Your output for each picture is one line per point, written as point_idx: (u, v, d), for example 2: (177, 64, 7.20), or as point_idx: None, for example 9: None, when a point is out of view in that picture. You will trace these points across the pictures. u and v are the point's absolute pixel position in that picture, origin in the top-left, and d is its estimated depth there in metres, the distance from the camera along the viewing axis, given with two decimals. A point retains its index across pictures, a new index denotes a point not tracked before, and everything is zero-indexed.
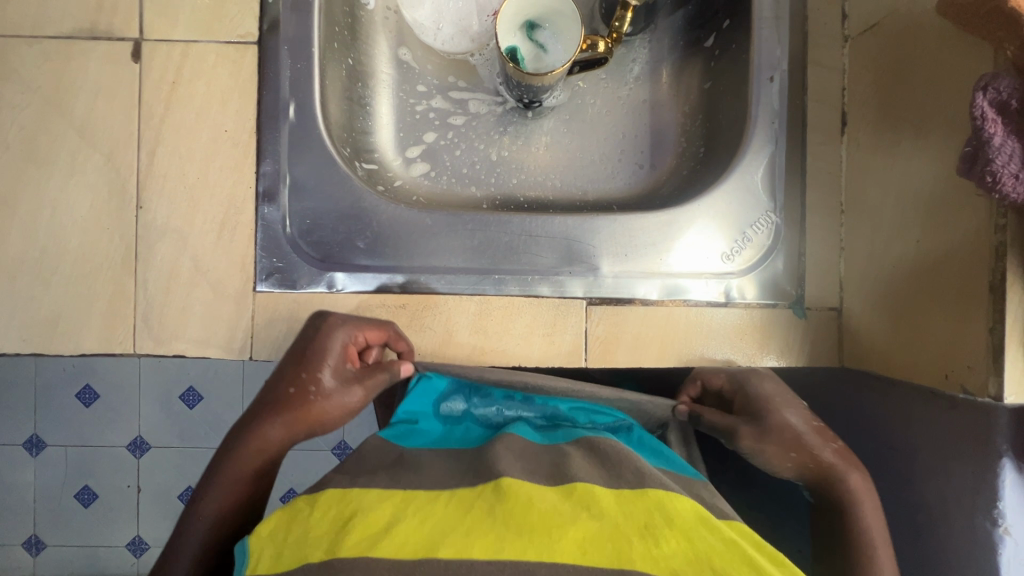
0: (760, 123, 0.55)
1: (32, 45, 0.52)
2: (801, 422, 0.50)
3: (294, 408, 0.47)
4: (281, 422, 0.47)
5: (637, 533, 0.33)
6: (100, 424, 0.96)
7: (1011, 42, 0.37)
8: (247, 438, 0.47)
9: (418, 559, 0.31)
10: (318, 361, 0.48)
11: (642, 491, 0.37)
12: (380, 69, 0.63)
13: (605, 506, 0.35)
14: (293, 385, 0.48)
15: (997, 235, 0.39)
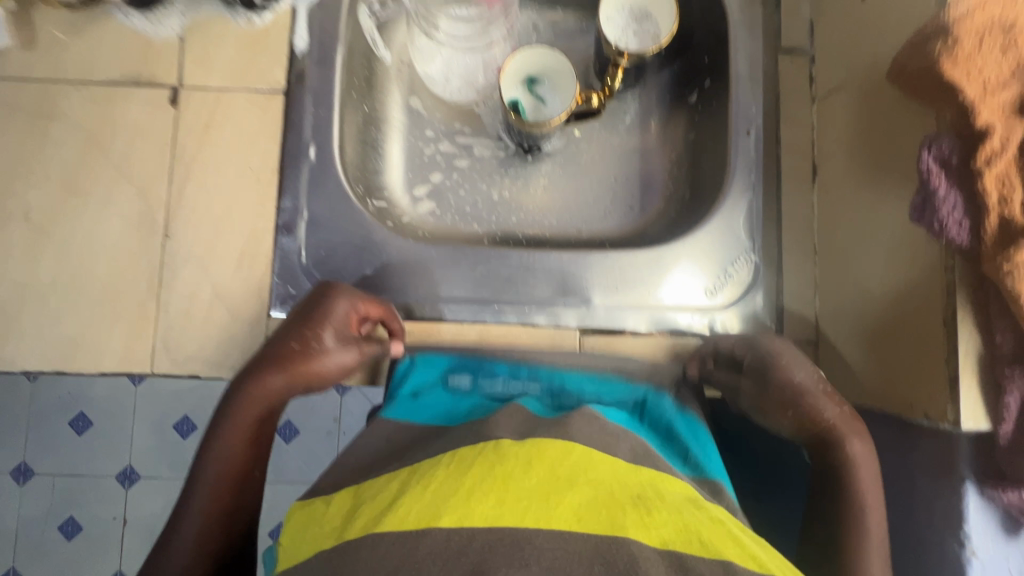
0: (739, 173, 0.61)
1: (80, 89, 0.58)
2: (810, 380, 0.48)
3: (288, 359, 0.47)
4: (276, 370, 0.47)
5: (631, 501, 0.36)
6: (95, 452, 0.83)
7: (949, 109, 0.43)
8: (246, 388, 0.47)
9: (421, 529, 0.34)
10: (319, 319, 0.49)
11: (636, 467, 0.40)
12: (393, 115, 0.69)
13: (601, 474, 0.38)
14: (294, 338, 0.48)
15: (948, 275, 0.43)
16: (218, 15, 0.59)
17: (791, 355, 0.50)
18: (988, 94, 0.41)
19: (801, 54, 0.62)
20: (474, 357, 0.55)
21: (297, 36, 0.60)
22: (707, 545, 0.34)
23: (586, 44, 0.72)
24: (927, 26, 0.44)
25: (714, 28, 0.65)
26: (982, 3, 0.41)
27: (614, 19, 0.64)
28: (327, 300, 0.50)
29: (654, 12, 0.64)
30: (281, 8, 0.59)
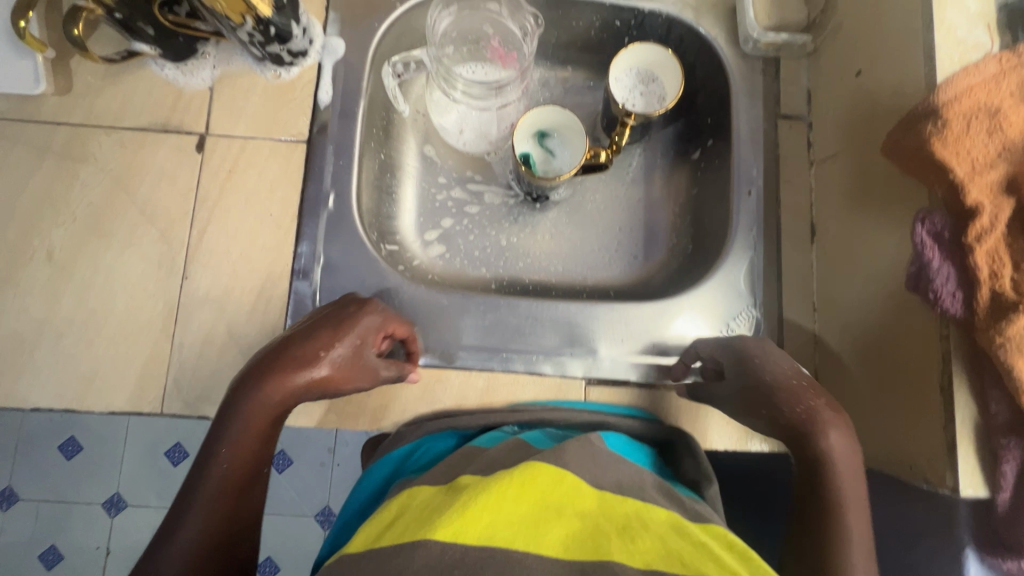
0: (741, 231, 0.63)
1: (111, 134, 0.60)
2: (782, 371, 0.51)
3: (317, 366, 0.48)
4: (306, 375, 0.48)
5: (616, 532, 0.38)
6: (75, 480, 1.00)
7: (941, 186, 0.46)
8: (264, 389, 0.46)
9: (415, 540, 0.35)
10: (347, 327, 0.51)
11: (623, 497, 0.42)
12: (407, 162, 0.71)
13: (589, 505, 0.40)
14: (324, 344, 0.49)
15: (943, 343, 0.45)
16: (247, 68, 0.62)
17: (766, 354, 0.52)
18: (977, 173, 0.44)
19: (800, 120, 0.65)
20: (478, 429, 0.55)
21: (321, 90, 0.62)
22: (688, 564, 0.36)
23: (594, 101, 0.75)
24: (919, 106, 0.47)
25: (717, 92, 0.68)
26: (969, 88, 0.45)
27: (622, 80, 0.68)
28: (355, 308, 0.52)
29: (659, 75, 0.68)
30: (308, 63, 0.62)
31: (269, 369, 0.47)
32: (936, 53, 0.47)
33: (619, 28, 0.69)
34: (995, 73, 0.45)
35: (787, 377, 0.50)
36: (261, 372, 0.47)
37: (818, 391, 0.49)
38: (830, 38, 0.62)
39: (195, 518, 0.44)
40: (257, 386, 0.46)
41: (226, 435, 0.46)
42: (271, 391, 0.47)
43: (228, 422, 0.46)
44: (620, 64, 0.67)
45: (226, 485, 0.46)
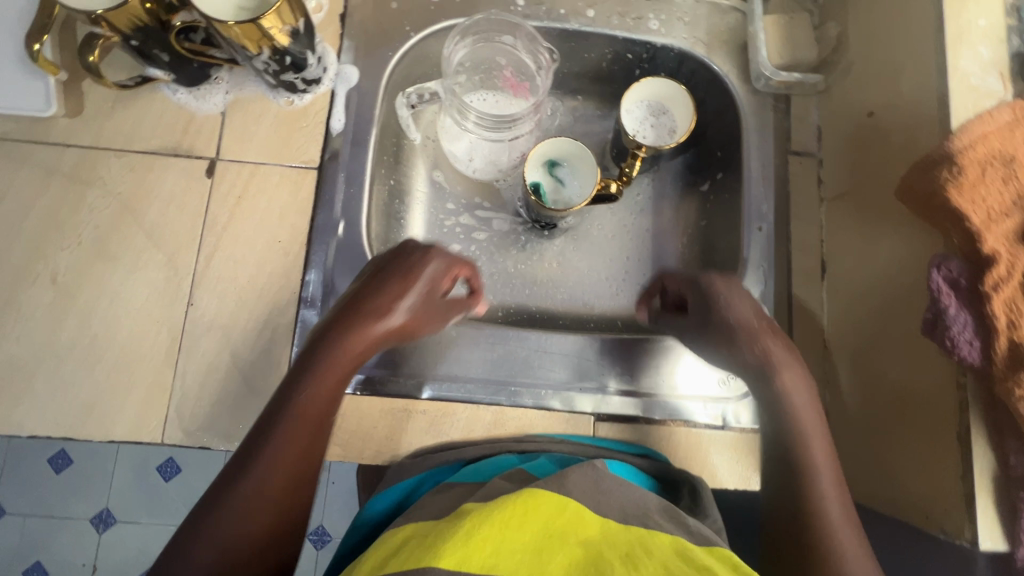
0: (751, 266, 0.63)
1: (120, 157, 0.60)
2: (747, 310, 0.53)
3: (390, 315, 0.50)
4: (382, 322, 0.49)
5: (619, 558, 0.36)
6: (68, 494, 0.97)
7: (956, 232, 0.45)
8: (345, 343, 0.47)
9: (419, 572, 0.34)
10: (414, 275, 0.52)
11: (627, 524, 0.40)
12: (416, 187, 0.71)
13: (591, 532, 0.38)
14: (395, 291, 0.50)
15: (960, 391, 0.44)
16: (260, 94, 0.62)
17: (733, 296, 0.54)
18: (993, 221, 0.44)
19: (810, 157, 0.66)
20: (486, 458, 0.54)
21: (334, 117, 0.62)
22: None
23: (604, 129, 0.75)
24: (932, 152, 0.46)
25: (727, 127, 0.69)
26: (983, 137, 0.45)
27: (633, 112, 0.68)
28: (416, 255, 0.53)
29: (670, 108, 0.68)
30: (321, 90, 0.63)
31: (342, 322, 0.48)
32: (951, 99, 0.48)
33: (630, 60, 0.70)
34: (1008, 121, 0.45)
35: (750, 319, 0.52)
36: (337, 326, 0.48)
37: (775, 330, 0.52)
38: (840, 78, 0.63)
39: (252, 483, 0.42)
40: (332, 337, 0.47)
41: (304, 386, 0.45)
42: (345, 340, 0.47)
43: (307, 375, 0.46)
44: (632, 96, 0.68)
45: (301, 434, 0.44)
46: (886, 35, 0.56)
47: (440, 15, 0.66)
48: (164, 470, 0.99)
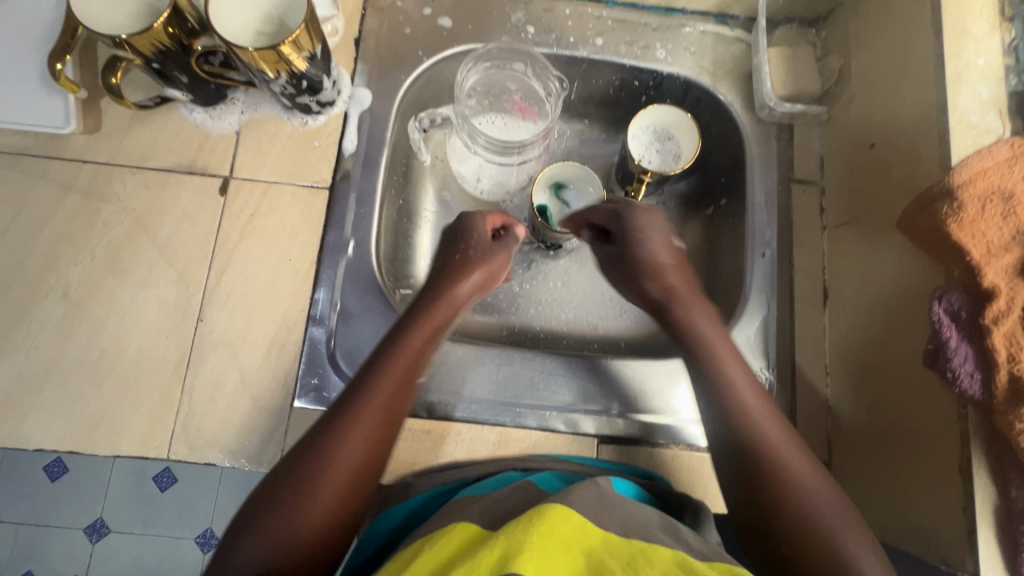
0: (754, 291, 0.64)
1: (135, 174, 0.61)
2: (657, 244, 0.61)
3: (468, 292, 0.59)
4: (460, 298, 0.59)
5: (620, 567, 0.36)
6: (51, 505, 0.86)
7: (957, 266, 0.46)
8: (432, 291, 0.58)
9: None
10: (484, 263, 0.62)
11: (627, 536, 0.39)
12: (425, 207, 0.72)
13: (593, 541, 0.37)
14: (473, 275, 0.60)
15: (961, 423, 0.45)
16: (275, 115, 0.63)
17: (643, 231, 0.61)
18: (992, 256, 0.45)
19: (812, 185, 0.67)
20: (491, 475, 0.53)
21: (346, 138, 0.64)
22: None
23: (610, 152, 0.77)
24: (933, 186, 0.47)
25: (731, 153, 0.70)
26: (982, 172, 0.46)
27: (639, 137, 0.69)
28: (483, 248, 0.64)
29: (675, 134, 0.69)
30: (334, 112, 0.64)
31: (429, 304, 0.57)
32: (951, 136, 0.49)
33: (637, 87, 0.71)
34: (1007, 157, 0.46)
35: (656, 257, 0.60)
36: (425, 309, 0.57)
37: (674, 269, 0.60)
38: (843, 109, 0.64)
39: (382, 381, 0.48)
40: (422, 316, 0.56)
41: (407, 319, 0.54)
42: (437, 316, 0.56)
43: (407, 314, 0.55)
44: (638, 122, 0.69)
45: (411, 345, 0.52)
46: (887, 71, 0.58)
47: (452, 40, 0.68)
48: (160, 480, 0.89)
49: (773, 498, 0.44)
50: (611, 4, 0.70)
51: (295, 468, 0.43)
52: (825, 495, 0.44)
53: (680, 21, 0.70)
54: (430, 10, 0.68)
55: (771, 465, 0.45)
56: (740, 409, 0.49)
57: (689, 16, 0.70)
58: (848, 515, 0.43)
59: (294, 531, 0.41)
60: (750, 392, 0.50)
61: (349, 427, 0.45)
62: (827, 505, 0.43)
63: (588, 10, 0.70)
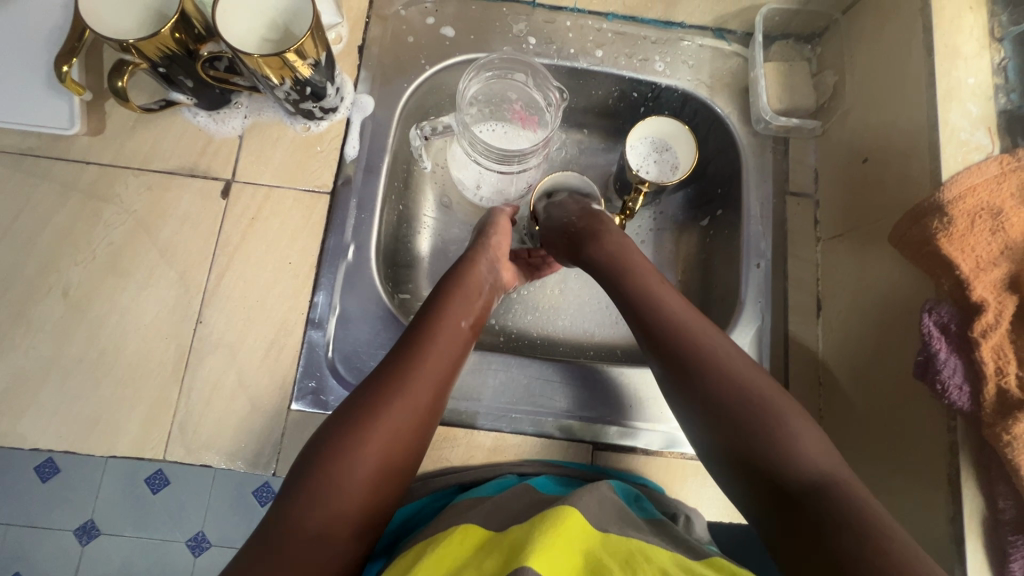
0: (748, 301, 0.64)
1: (138, 176, 0.61)
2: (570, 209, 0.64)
3: (488, 269, 0.61)
4: (480, 275, 0.59)
5: (619, 564, 0.39)
6: None
7: (947, 279, 0.47)
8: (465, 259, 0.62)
9: None
10: (498, 238, 0.64)
11: (626, 536, 0.42)
12: (425, 214, 0.73)
13: (593, 541, 0.41)
14: (491, 252, 0.62)
15: (950, 435, 0.46)
16: (278, 120, 0.64)
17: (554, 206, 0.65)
18: (981, 270, 0.46)
19: (806, 198, 0.68)
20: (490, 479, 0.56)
21: (348, 144, 0.65)
22: None
23: (608, 162, 0.78)
24: (924, 201, 0.48)
25: (727, 165, 0.71)
26: (972, 188, 0.47)
27: (638, 147, 0.70)
28: (491, 221, 0.66)
29: (673, 145, 0.71)
30: (337, 118, 0.65)
31: (449, 278, 0.58)
32: (942, 153, 0.50)
33: (635, 98, 0.73)
34: (996, 174, 0.47)
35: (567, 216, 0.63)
36: (448, 282, 0.57)
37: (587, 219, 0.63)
38: (837, 124, 0.65)
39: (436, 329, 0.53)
40: (445, 288, 0.57)
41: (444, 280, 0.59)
42: (463, 291, 0.57)
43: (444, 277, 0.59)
44: (636, 132, 0.70)
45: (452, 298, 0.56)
46: (879, 88, 0.59)
47: (454, 50, 0.69)
48: None
49: (722, 398, 0.46)
50: (612, 16, 0.71)
51: (339, 440, 0.44)
52: (766, 392, 0.46)
53: (679, 34, 0.71)
54: (433, 20, 0.70)
55: (712, 371, 0.48)
56: (673, 325, 0.51)
57: (687, 30, 0.72)
58: (787, 407, 0.46)
59: (349, 499, 0.42)
60: (670, 303, 0.53)
61: (407, 366, 0.49)
62: (771, 400, 0.46)
63: (589, 22, 0.71)
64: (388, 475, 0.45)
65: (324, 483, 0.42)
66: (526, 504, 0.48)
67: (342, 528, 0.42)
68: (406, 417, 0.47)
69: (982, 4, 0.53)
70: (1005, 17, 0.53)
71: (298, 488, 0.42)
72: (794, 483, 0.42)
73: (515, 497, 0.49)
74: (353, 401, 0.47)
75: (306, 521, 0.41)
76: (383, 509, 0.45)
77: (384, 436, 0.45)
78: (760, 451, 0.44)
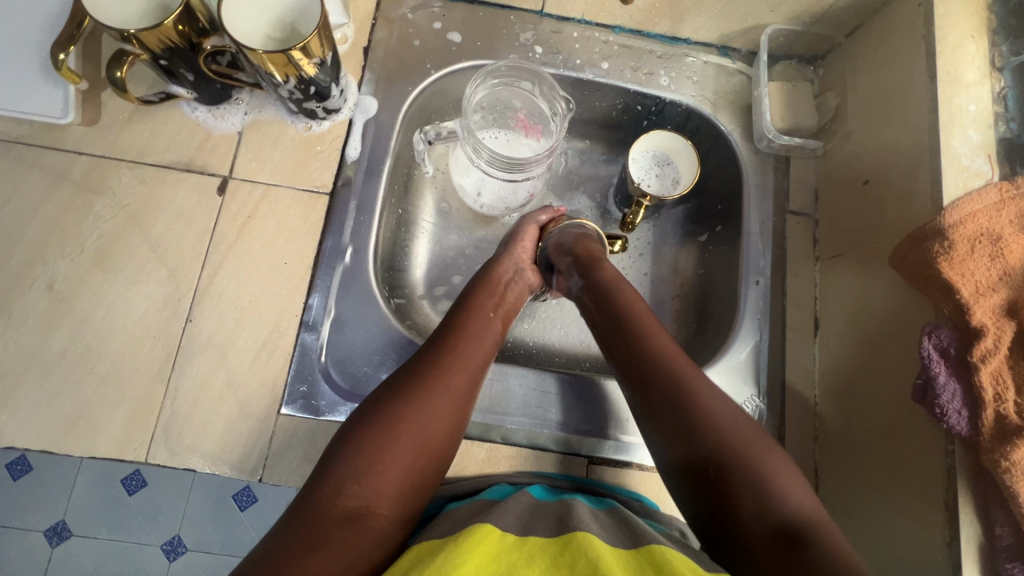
0: (747, 318, 0.64)
1: (132, 168, 0.60)
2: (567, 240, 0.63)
3: (514, 271, 0.62)
4: (506, 274, 0.61)
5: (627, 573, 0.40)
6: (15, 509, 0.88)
7: (948, 303, 0.47)
8: (496, 258, 0.63)
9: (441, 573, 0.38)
10: (526, 242, 0.65)
11: (637, 550, 0.43)
12: (424, 219, 0.72)
13: (602, 553, 0.41)
14: (517, 254, 0.63)
15: (947, 459, 0.46)
16: (279, 118, 0.63)
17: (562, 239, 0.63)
18: (981, 295, 0.46)
19: (806, 217, 0.68)
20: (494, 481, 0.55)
21: (350, 145, 0.64)
22: None
23: (609, 174, 0.78)
24: (924, 224, 0.49)
25: (728, 182, 0.71)
26: (972, 214, 0.48)
27: (639, 160, 0.70)
28: (520, 229, 0.65)
29: (675, 159, 0.71)
30: (339, 118, 0.64)
31: (476, 279, 0.61)
32: (944, 178, 0.50)
33: (639, 111, 0.73)
34: (995, 202, 0.48)
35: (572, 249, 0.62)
36: (476, 282, 0.60)
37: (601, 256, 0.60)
38: (839, 144, 0.66)
39: (469, 331, 0.54)
40: (474, 288, 0.59)
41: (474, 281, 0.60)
42: (490, 290, 0.59)
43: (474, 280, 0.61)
44: (639, 146, 0.70)
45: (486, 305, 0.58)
46: (883, 110, 0.59)
47: (460, 55, 0.69)
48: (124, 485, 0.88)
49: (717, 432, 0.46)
50: (619, 29, 0.71)
51: (374, 424, 0.46)
52: (757, 446, 0.45)
53: (684, 50, 0.72)
54: (440, 24, 0.69)
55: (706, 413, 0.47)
56: (677, 376, 0.49)
57: (692, 46, 0.72)
58: (772, 459, 0.45)
59: (388, 477, 0.44)
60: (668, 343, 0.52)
61: (442, 365, 0.51)
62: (758, 449, 0.45)
63: (596, 34, 0.71)
64: (422, 458, 0.46)
65: (362, 461, 0.44)
66: (528, 513, 0.47)
67: (381, 504, 0.43)
68: (438, 403, 0.48)
69: (983, 33, 0.54)
70: (1006, 48, 0.54)
71: (336, 466, 0.44)
72: (768, 539, 0.41)
73: (509, 510, 0.47)
74: (388, 389, 0.49)
75: (344, 496, 0.43)
76: (422, 490, 0.46)
77: (419, 422, 0.47)
78: (733, 505, 0.43)
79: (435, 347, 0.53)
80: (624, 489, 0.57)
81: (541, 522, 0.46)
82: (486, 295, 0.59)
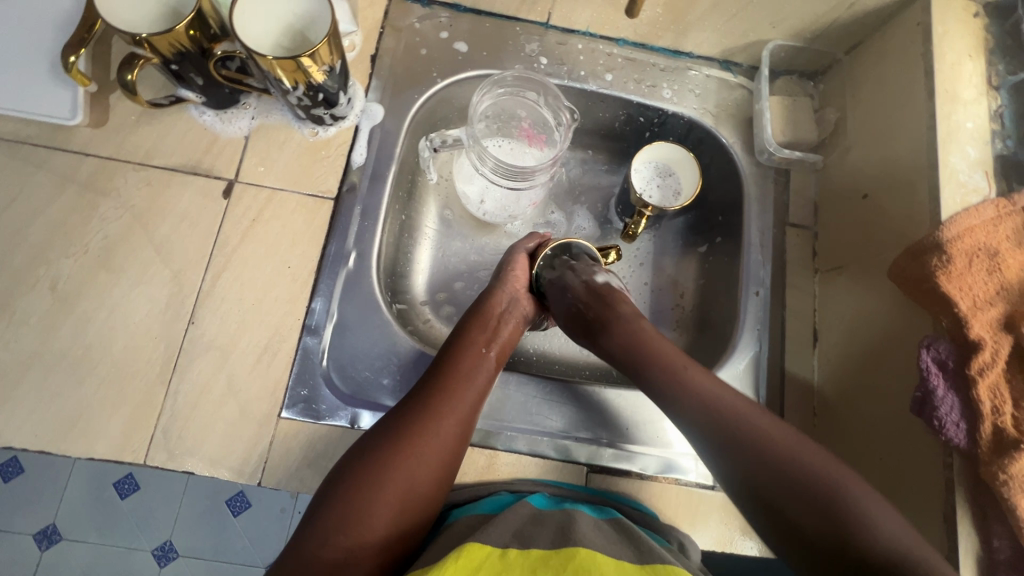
0: (746, 328, 0.64)
1: (138, 171, 0.60)
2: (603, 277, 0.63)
3: (509, 302, 0.62)
4: (499, 307, 0.61)
5: None
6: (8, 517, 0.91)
7: (946, 316, 0.48)
8: (491, 292, 0.62)
9: None
10: (517, 272, 0.64)
11: (641, 566, 0.44)
12: (427, 225, 0.73)
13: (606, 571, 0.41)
14: (511, 284, 0.63)
15: (946, 472, 0.46)
16: (286, 123, 0.64)
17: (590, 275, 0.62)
18: (979, 308, 0.47)
19: (806, 229, 0.69)
20: (495, 490, 0.55)
21: (355, 151, 0.64)
22: None
23: (611, 183, 0.79)
24: (923, 239, 0.49)
25: (729, 194, 0.72)
26: (970, 229, 0.48)
27: (641, 171, 0.71)
28: (511, 258, 0.65)
29: (676, 170, 0.72)
30: (345, 125, 0.65)
31: (471, 313, 0.60)
32: (942, 194, 0.51)
33: (641, 123, 0.74)
34: (992, 217, 0.49)
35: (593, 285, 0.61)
36: (471, 316, 0.60)
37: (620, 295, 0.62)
38: (839, 158, 0.67)
39: (461, 372, 0.54)
40: (468, 322, 0.59)
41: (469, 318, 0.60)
42: (484, 324, 0.59)
43: (468, 316, 0.60)
44: (641, 156, 0.71)
45: (479, 345, 0.57)
46: (881, 126, 0.61)
47: (467, 65, 0.70)
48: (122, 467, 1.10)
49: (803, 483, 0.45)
50: (623, 42, 0.72)
51: (361, 473, 0.47)
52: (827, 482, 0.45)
53: (687, 64, 0.73)
54: (447, 34, 0.70)
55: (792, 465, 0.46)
56: (755, 438, 0.48)
57: (695, 60, 0.73)
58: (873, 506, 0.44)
59: (372, 532, 0.45)
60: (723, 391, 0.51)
61: (432, 412, 0.51)
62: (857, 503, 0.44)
63: (600, 46, 0.72)
64: (412, 504, 0.47)
65: (348, 511, 0.45)
66: (530, 524, 0.47)
67: (365, 553, 0.44)
68: (427, 449, 0.49)
69: (981, 53, 0.55)
70: (1002, 67, 0.55)
71: (321, 516, 0.45)
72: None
73: (508, 521, 0.47)
74: (375, 435, 0.49)
75: (330, 546, 0.43)
76: (409, 536, 0.47)
77: (407, 470, 0.47)
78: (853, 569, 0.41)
79: (427, 389, 0.52)
80: (623, 496, 0.57)
81: (541, 533, 0.46)
82: (480, 333, 0.58)
